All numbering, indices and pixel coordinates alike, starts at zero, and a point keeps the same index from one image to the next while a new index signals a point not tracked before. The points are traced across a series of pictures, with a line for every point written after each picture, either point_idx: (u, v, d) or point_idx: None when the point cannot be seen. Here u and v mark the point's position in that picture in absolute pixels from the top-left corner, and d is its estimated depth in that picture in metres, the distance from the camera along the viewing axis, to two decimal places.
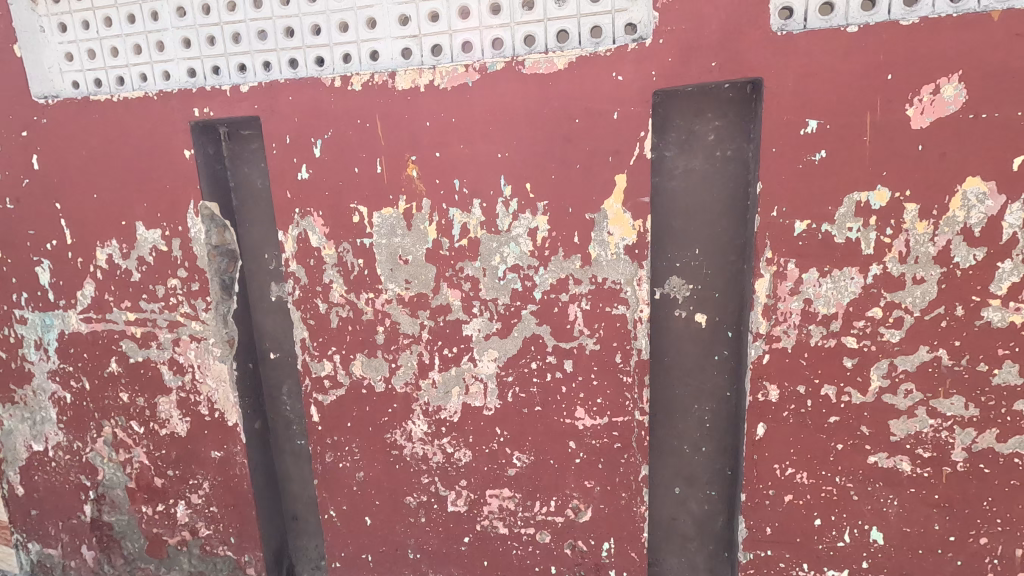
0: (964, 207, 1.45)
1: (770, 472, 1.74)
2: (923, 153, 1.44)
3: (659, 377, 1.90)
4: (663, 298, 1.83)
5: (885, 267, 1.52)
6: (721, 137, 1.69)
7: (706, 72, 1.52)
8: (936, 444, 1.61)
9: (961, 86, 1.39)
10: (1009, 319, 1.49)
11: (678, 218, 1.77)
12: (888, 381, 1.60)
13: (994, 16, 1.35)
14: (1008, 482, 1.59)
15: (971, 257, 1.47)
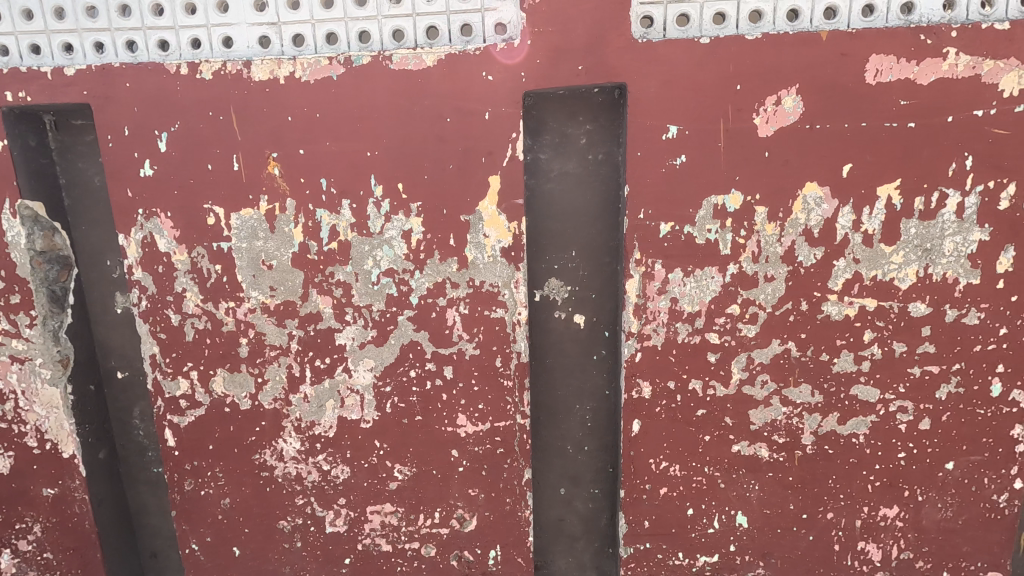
0: (804, 210, 1.57)
1: (646, 467, 1.80)
2: (769, 159, 1.55)
3: (542, 379, 1.91)
4: (542, 300, 1.84)
5: (741, 267, 1.62)
6: (593, 141, 1.72)
7: (574, 75, 1.53)
8: (789, 429, 1.74)
9: (798, 98, 1.51)
10: (845, 312, 1.64)
11: (554, 220, 1.78)
12: (747, 373, 1.70)
13: (823, 36, 1.47)
14: (848, 461, 1.75)
15: (813, 256, 1.60)
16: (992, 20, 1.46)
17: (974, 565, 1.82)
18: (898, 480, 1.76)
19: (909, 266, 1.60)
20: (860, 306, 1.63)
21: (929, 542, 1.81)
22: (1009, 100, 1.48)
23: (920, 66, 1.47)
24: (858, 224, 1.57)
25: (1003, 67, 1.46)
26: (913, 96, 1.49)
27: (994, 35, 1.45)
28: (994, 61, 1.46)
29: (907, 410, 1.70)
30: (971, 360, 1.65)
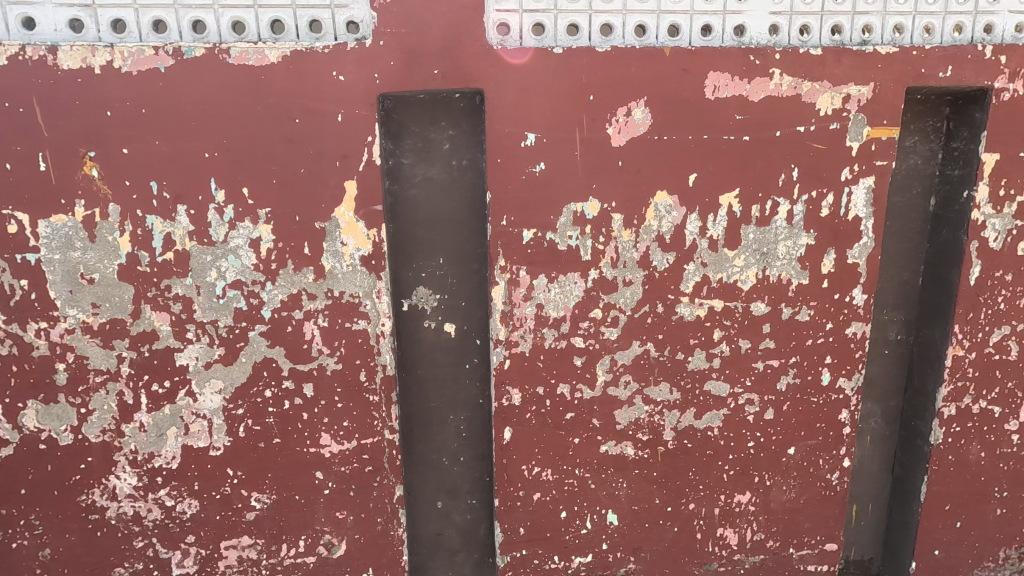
0: (657, 217, 1.66)
1: (519, 474, 1.80)
2: (622, 168, 1.61)
3: (413, 390, 1.84)
4: (411, 309, 1.78)
5: (601, 272, 1.68)
6: (456, 147, 1.69)
7: (430, 79, 1.50)
8: (651, 427, 1.81)
9: (646, 110, 1.58)
10: (696, 313, 1.74)
11: (420, 227, 1.73)
12: (611, 375, 1.76)
13: (666, 52, 1.56)
14: (705, 452, 1.86)
15: (666, 261, 1.69)
16: (809, 46, 1.61)
17: (815, 539, 2.00)
18: (749, 468, 1.89)
19: (750, 269, 1.73)
20: (709, 307, 1.75)
21: (776, 522, 1.96)
22: (825, 118, 1.64)
23: (751, 84, 1.60)
24: (704, 230, 1.68)
25: (819, 89, 1.62)
26: (747, 112, 1.61)
27: (810, 60, 1.61)
28: (812, 82, 1.61)
29: (753, 402, 1.84)
30: (804, 353, 1.82)
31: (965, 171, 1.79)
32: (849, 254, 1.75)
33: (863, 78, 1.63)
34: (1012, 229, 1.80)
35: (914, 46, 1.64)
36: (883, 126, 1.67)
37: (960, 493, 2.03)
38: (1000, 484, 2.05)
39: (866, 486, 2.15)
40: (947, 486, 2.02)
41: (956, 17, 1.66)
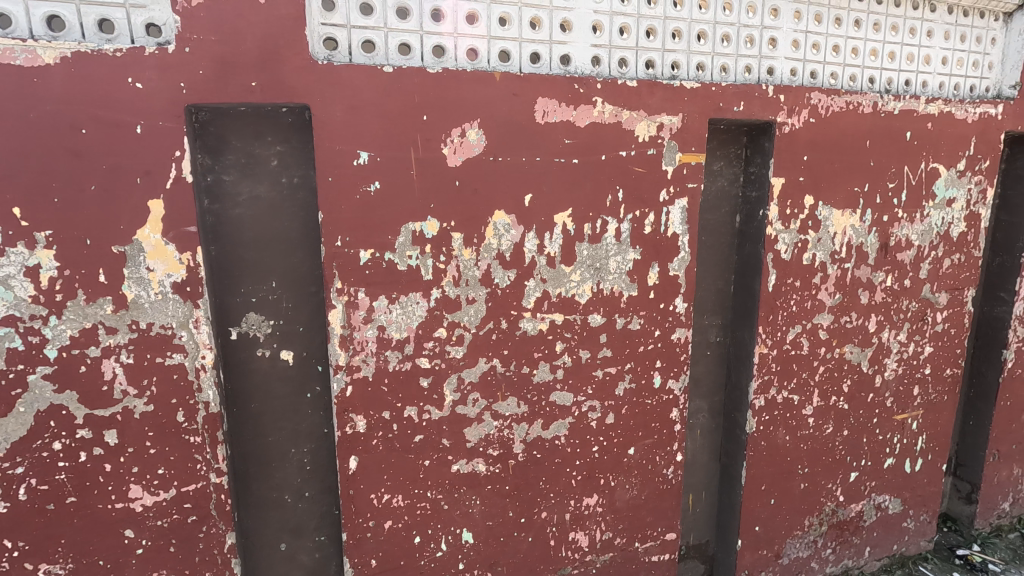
0: (496, 235, 1.70)
1: (368, 504, 1.72)
2: (460, 188, 1.63)
3: (248, 426, 1.69)
4: (240, 338, 1.63)
5: (443, 291, 1.67)
6: (286, 164, 1.59)
7: (247, 91, 1.40)
8: (501, 441, 1.84)
9: (480, 132, 1.62)
10: (538, 327, 1.81)
11: (249, 249, 1.60)
12: (458, 394, 1.76)
13: (496, 76, 1.61)
14: (554, 461, 1.93)
15: (507, 278, 1.73)
16: (626, 78, 1.77)
17: (657, 531, 2.17)
18: (594, 471, 2.00)
19: (585, 283, 1.84)
20: (550, 321, 1.82)
21: (622, 519, 2.09)
22: (643, 143, 1.81)
23: (577, 111, 1.71)
24: (542, 247, 1.76)
25: (636, 117, 1.78)
26: (574, 136, 1.73)
27: (628, 90, 1.76)
28: (630, 111, 1.77)
29: (595, 408, 1.95)
30: (637, 359, 1.97)
31: (761, 193, 2.06)
32: (671, 266, 1.94)
33: (673, 109, 1.82)
34: (798, 242, 2.11)
35: (713, 83, 1.88)
36: (692, 152, 1.88)
37: (772, 474, 2.32)
38: (802, 462, 2.37)
39: (698, 476, 2.39)
40: (762, 468, 2.29)
41: (746, 60, 1.93)
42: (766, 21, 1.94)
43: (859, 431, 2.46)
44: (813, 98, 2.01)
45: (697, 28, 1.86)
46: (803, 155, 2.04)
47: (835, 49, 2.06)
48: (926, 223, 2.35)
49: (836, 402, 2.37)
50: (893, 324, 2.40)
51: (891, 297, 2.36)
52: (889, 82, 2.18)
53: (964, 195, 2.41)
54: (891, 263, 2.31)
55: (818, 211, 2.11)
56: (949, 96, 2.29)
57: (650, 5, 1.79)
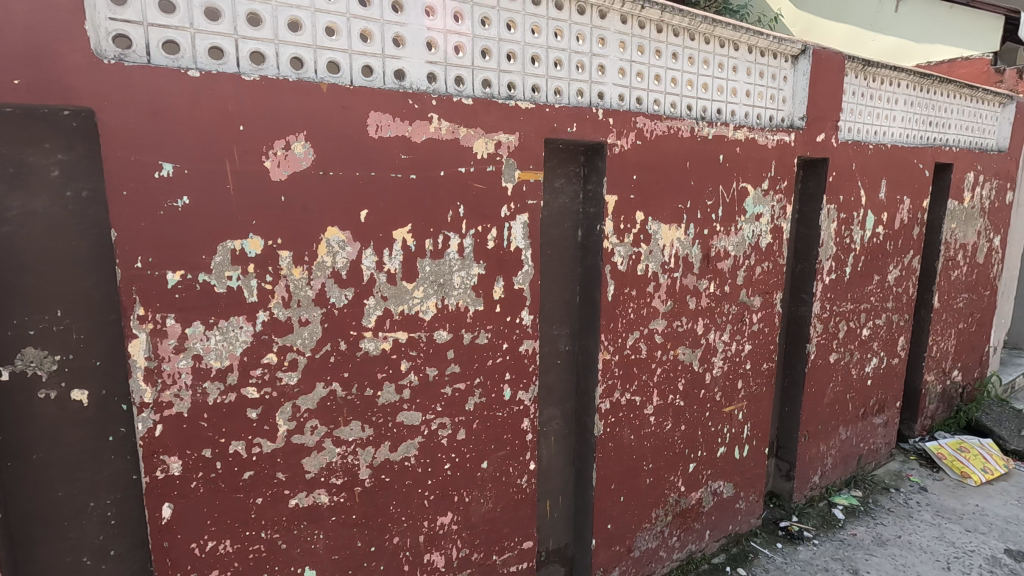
0: (329, 253, 1.62)
1: (188, 555, 1.54)
2: (286, 204, 1.53)
3: (29, 481, 1.43)
4: (13, 379, 1.38)
5: (271, 313, 1.56)
6: (71, 175, 1.39)
7: (9, 91, 1.19)
8: (345, 469, 1.75)
9: (307, 144, 1.53)
10: (381, 346, 1.75)
11: (22, 273, 1.36)
12: (294, 423, 1.64)
13: (323, 87, 1.55)
14: (404, 483, 1.87)
15: (344, 297, 1.66)
16: (463, 95, 1.80)
17: (514, 541, 2.19)
18: (448, 489, 1.98)
19: (429, 299, 1.82)
20: (394, 340, 1.77)
21: (478, 534, 2.09)
22: (481, 160, 1.84)
23: (412, 126, 1.70)
24: (381, 264, 1.71)
25: (474, 134, 1.81)
26: (411, 151, 1.71)
27: (464, 108, 1.78)
28: (467, 128, 1.80)
29: (446, 425, 1.93)
30: (486, 373, 1.99)
31: (597, 209, 2.21)
32: (516, 280, 2.00)
33: (510, 127, 1.88)
34: (633, 254, 2.29)
35: (547, 104, 1.97)
36: (531, 169, 1.95)
37: (620, 472, 2.47)
38: (646, 458, 2.55)
39: (554, 482, 2.48)
40: (611, 468, 2.43)
41: (578, 84, 2.06)
42: (594, 49, 2.09)
43: (694, 424, 2.70)
44: (639, 121, 2.21)
45: (531, 51, 1.94)
46: (632, 174, 2.22)
47: (657, 78, 2.27)
48: (740, 236, 2.66)
49: (673, 400, 2.58)
50: (718, 326, 2.68)
51: (715, 302, 2.64)
52: (704, 110, 2.44)
53: (770, 211, 2.77)
54: (713, 272, 2.60)
55: (648, 225, 2.31)
56: (753, 124, 2.62)
57: (484, 26, 1.84)
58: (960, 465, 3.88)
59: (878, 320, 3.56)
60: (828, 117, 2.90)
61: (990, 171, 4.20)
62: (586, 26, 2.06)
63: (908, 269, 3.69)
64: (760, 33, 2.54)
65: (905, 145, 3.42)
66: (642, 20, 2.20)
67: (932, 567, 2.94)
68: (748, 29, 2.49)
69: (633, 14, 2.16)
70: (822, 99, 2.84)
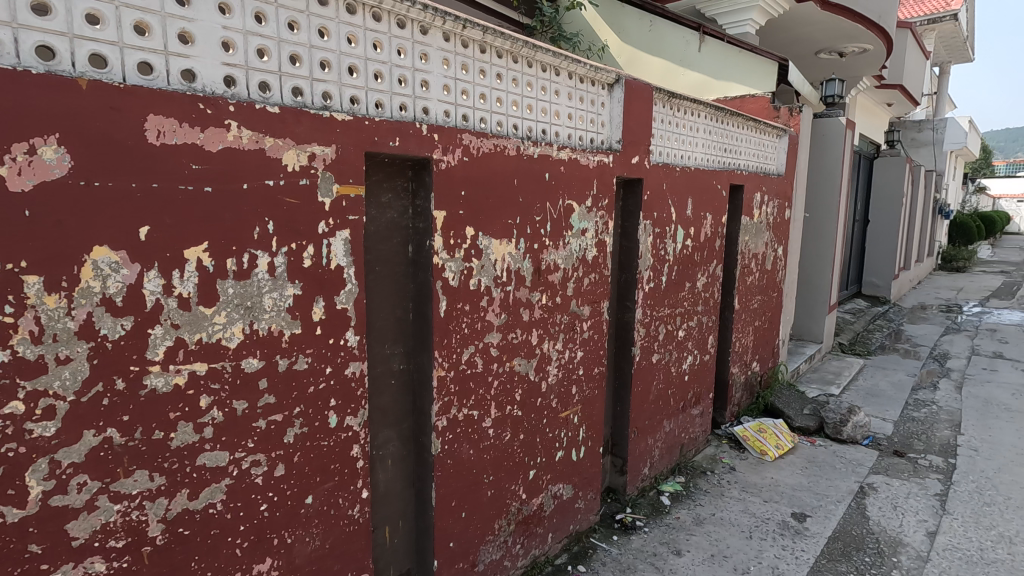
0: (97, 277, 1.38)
1: None
2: (34, 220, 1.27)
3: None
4: None
5: (15, 352, 1.28)
6: None
7: None
8: (129, 527, 1.50)
9: (61, 149, 1.30)
10: (174, 382, 1.54)
11: None
12: (53, 482, 1.36)
13: (82, 84, 1.32)
14: (209, 534, 1.66)
15: (120, 328, 1.43)
16: (269, 103, 1.66)
17: None
18: (265, 532, 1.80)
19: (234, 325, 1.64)
20: (190, 373, 1.57)
21: None
22: (292, 173, 1.72)
23: (204, 133, 1.52)
24: (170, 288, 1.50)
25: (283, 145, 1.68)
26: (204, 162, 1.53)
27: (269, 116, 1.65)
28: (274, 138, 1.66)
29: (260, 462, 1.75)
30: (307, 401, 1.85)
31: (427, 224, 2.20)
32: (338, 300, 1.89)
33: (324, 140, 1.79)
34: (464, 269, 2.31)
35: (367, 117, 1.91)
36: (350, 184, 1.87)
37: (461, 488, 2.45)
38: (487, 471, 2.57)
39: (392, 506, 2.39)
40: (451, 486, 2.40)
41: (400, 98, 2.02)
42: (417, 64, 2.07)
43: (532, 432, 2.79)
44: (465, 138, 2.25)
45: (348, 61, 1.86)
46: (460, 191, 2.25)
47: (482, 97, 2.32)
48: (568, 250, 2.83)
49: (511, 411, 2.64)
50: (551, 336, 2.81)
51: (547, 313, 2.76)
52: (529, 130, 2.55)
53: (594, 226, 2.97)
54: (544, 284, 2.72)
55: (479, 240, 2.35)
56: (576, 145, 2.80)
57: (293, 31, 1.72)
58: (760, 444, 4.48)
59: (691, 322, 4.01)
60: (640, 141, 3.21)
61: (772, 192, 4.99)
62: (407, 40, 2.04)
63: (714, 277, 4.21)
64: (578, 61, 2.74)
65: (705, 168, 3.92)
66: (465, 39, 2.24)
67: (738, 537, 3.36)
68: (567, 57, 2.66)
69: (456, 33, 2.19)
70: (634, 126, 3.14)
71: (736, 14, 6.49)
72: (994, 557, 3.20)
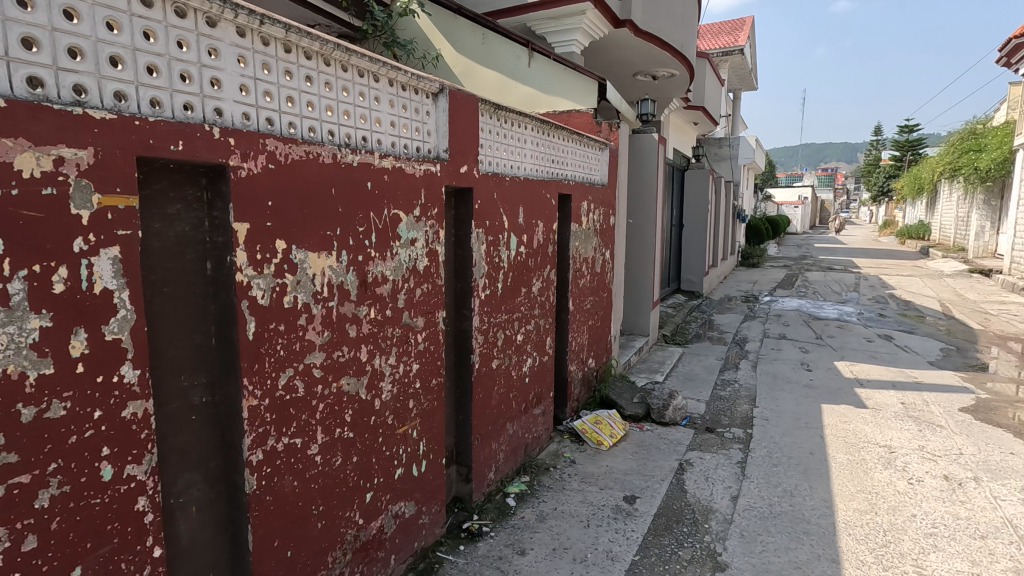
0: None
1: None
2: None
3: None
4: None
5: None
6: None
7: None
8: None
9: None
10: None
11: None
12: None
13: None
14: None
15: None
16: None
17: None
18: None
19: None
20: None
21: None
22: (31, 181, 1.42)
23: None
24: None
25: (13, 147, 1.38)
26: None
27: None
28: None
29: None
30: (68, 454, 1.54)
31: (226, 238, 1.98)
32: (106, 330, 1.60)
33: (78, 141, 1.51)
34: (275, 286, 2.11)
35: (139, 117, 1.65)
36: (117, 194, 1.60)
37: (284, 525, 2.24)
38: (316, 501, 2.38)
39: (200, 558, 2.11)
40: (272, 525, 2.18)
41: (184, 97, 1.78)
42: (204, 60, 1.85)
43: (367, 453, 2.66)
44: (269, 144, 2.06)
45: (108, 50, 1.59)
46: (266, 201, 2.06)
47: (289, 100, 2.16)
48: (397, 260, 2.75)
49: (341, 434, 2.49)
50: (382, 350, 2.70)
51: (376, 327, 2.65)
52: (347, 137, 2.43)
53: (424, 236, 2.93)
54: (372, 297, 2.61)
55: (293, 254, 2.17)
56: (400, 154, 2.74)
57: (25, 9, 1.42)
58: (596, 435, 4.80)
59: (528, 326, 4.16)
60: (468, 151, 3.25)
61: (597, 201, 5.39)
62: (190, 32, 1.81)
63: (548, 281, 4.42)
64: (398, 69, 2.68)
65: (534, 177, 4.10)
66: (265, 36, 2.06)
67: (577, 528, 3.54)
68: (385, 63, 2.59)
69: (253, 29, 2.00)
70: (460, 135, 3.17)
71: (562, 33, 6.93)
72: (780, 510, 3.78)
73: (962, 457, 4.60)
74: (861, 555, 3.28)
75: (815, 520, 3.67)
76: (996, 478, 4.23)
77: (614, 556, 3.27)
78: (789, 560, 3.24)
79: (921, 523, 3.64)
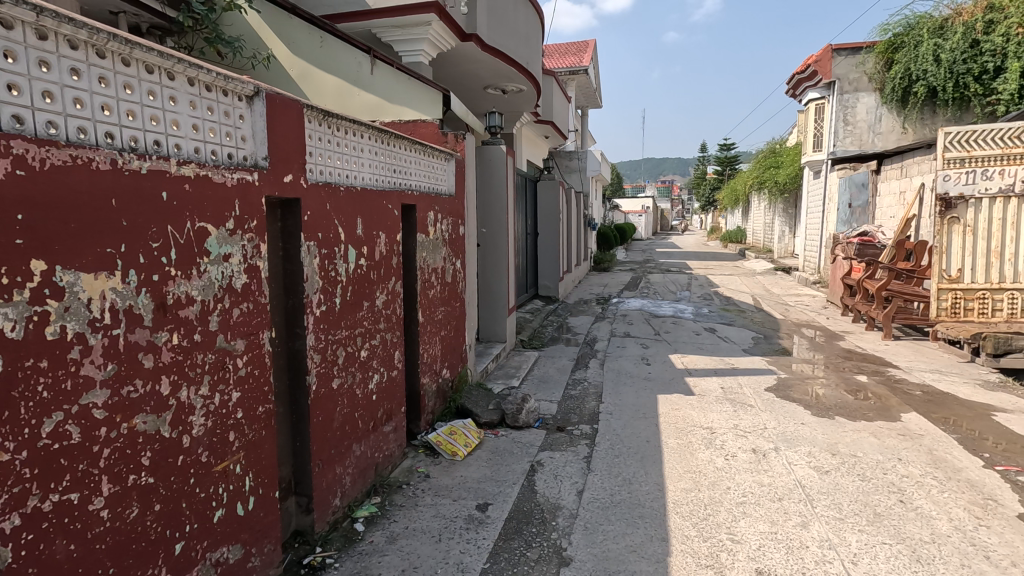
0: None
1: None
2: None
3: None
4: None
5: None
6: None
7: None
8: None
9: None
10: None
11: None
12: None
13: None
14: None
15: None
16: None
17: None
18: None
19: None
20: None
21: None
22: None
23: None
24: None
25: None
26: None
27: None
28: None
29: None
30: None
31: None
32: None
33: None
34: (31, 315, 1.77)
35: None
36: None
37: None
38: (104, 564, 2.04)
39: None
40: None
41: None
42: None
43: (174, 499, 2.34)
44: (15, 146, 1.73)
45: None
46: (15, 214, 1.73)
47: (46, 95, 1.83)
48: (205, 279, 2.47)
49: (136, 481, 2.16)
50: (190, 381, 2.40)
51: (182, 355, 2.36)
52: (133, 141, 2.12)
53: (239, 251, 2.67)
54: (174, 321, 2.31)
55: (56, 276, 1.84)
56: (205, 161, 2.46)
57: None
58: (452, 447, 4.76)
59: (373, 341, 4.01)
60: (292, 159, 3.05)
61: (444, 211, 5.39)
62: None
63: (393, 294, 4.31)
64: (199, 66, 2.42)
65: (372, 188, 3.96)
66: (5, 19, 1.73)
67: (428, 544, 3.46)
68: (181, 59, 2.32)
69: None
70: (281, 142, 2.96)
71: (408, 43, 6.86)
72: (620, 498, 4.06)
73: (766, 431, 5.33)
74: (686, 531, 3.63)
75: (649, 504, 3.99)
76: (790, 447, 4.96)
77: (464, 568, 3.25)
78: (626, 544, 3.48)
79: (733, 494, 4.13)
